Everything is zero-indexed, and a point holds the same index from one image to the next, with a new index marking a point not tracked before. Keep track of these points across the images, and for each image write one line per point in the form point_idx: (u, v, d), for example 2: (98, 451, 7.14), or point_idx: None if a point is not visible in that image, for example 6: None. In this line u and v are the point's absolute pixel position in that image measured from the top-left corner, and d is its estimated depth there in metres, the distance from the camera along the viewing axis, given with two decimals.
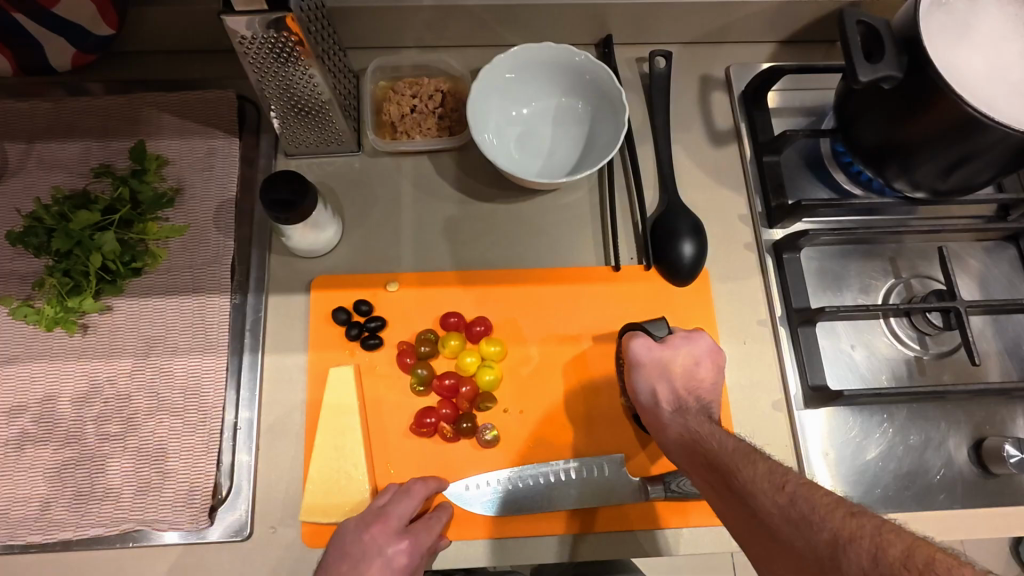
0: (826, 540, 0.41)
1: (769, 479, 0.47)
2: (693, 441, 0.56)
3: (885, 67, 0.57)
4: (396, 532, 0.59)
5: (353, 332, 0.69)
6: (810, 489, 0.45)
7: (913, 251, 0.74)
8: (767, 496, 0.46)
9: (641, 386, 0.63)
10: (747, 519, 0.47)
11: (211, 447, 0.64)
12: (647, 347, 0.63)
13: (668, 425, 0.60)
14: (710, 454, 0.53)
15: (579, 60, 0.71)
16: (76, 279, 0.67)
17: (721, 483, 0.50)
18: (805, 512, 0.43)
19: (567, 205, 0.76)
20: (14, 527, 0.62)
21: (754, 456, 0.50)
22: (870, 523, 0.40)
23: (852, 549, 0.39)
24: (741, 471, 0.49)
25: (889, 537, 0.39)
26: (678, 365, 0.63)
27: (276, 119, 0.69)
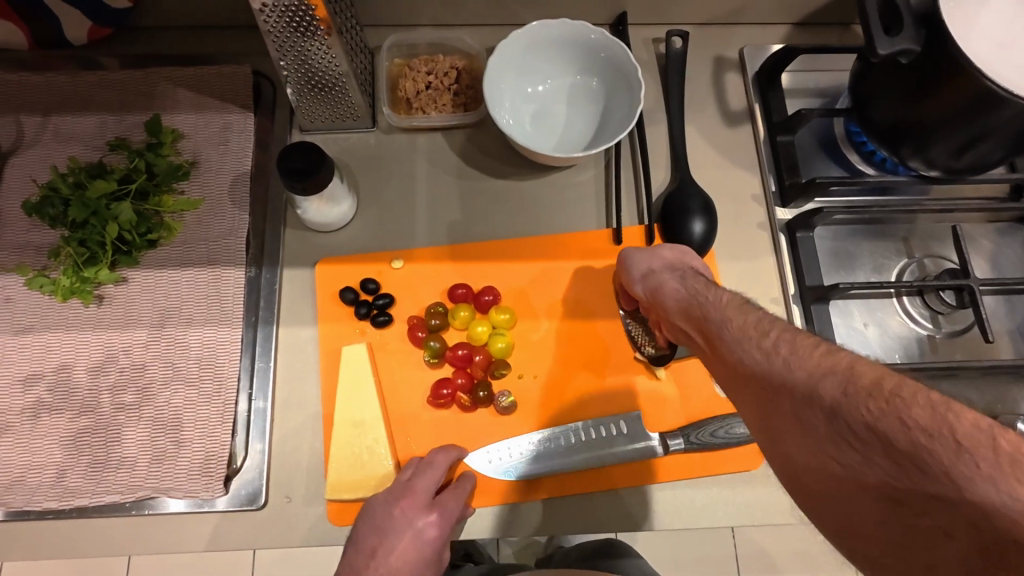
0: (801, 378, 0.42)
1: (755, 326, 0.47)
2: (691, 297, 0.54)
3: (904, 41, 0.58)
4: (425, 505, 0.59)
5: (362, 310, 0.68)
6: (791, 335, 0.45)
7: (925, 232, 0.74)
8: (753, 340, 0.46)
9: (636, 273, 0.62)
10: (732, 366, 0.48)
11: (226, 417, 0.64)
12: (641, 253, 0.63)
13: (665, 283, 0.58)
14: (706, 308, 0.52)
15: (593, 37, 0.70)
16: (92, 249, 0.67)
17: (714, 324, 0.50)
18: (785, 355, 0.44)
19: (580, 183, 0.75)
20: (31, 493, 0.62)
21: (748, 308, 0.50)
22: (843, 360, 0.42)
23: (826, 382, 0.41)
24: (722, 318, 0.50)
25: (861, 371, 0.40)
26: (666, 255, 0.63)
27: (292, 94, 0.70)
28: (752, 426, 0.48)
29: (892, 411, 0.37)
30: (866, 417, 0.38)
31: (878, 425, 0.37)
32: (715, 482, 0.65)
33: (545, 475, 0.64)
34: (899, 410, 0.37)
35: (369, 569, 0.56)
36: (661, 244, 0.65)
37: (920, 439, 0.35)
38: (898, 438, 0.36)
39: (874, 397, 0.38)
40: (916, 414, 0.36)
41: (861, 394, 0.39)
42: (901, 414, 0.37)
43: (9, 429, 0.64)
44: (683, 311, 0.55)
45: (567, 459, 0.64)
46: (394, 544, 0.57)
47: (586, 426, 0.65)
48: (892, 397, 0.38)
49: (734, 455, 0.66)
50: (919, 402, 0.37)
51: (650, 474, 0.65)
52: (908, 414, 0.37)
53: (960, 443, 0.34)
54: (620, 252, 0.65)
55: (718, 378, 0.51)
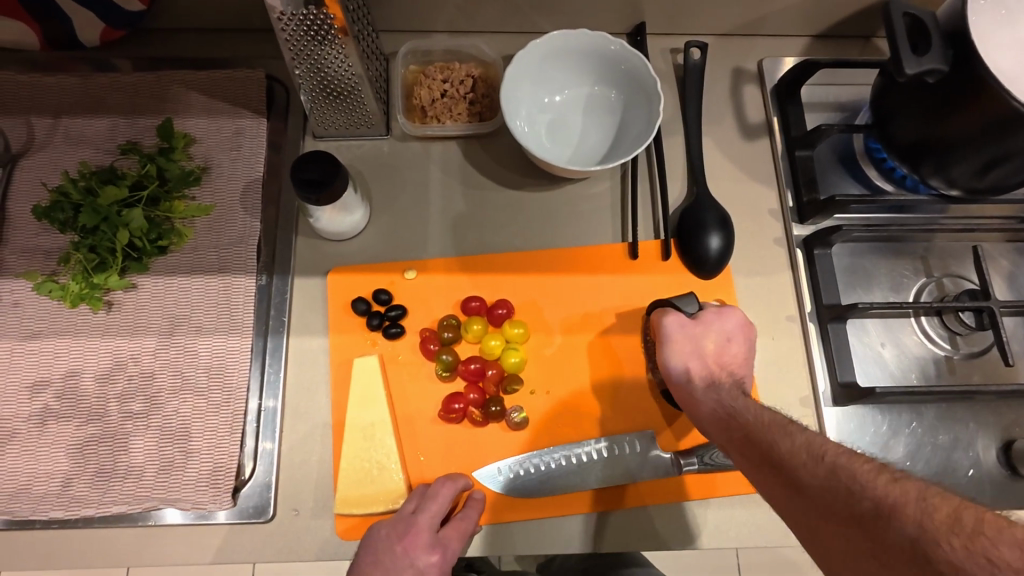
0: (869, 511, 0.40)
1: (806, 451, 0.47)
2: (728, 415, 0.55)
3: (931, 60, 0.57)
4: (428, 545, 0.58)
5: (374, 322, 0.68)
6: (850, 458, 0.44)
7: (944, 250, 0.73)
8: (809, 468, 0.45)
9: (673, 361, 0.62)
10: (790, 496, 0.46)
11: (234, 428, 0.64)
12: (677, 328, 0.63)
13: (700, 401, 0.59)
14: (748, 429, 0.52)
15: (613, 49, 0.70)
16: (102, 255, 0.67)
17: (760, 449, 0.50)
18: (848, 483, 0.42)
19: (595, 195, 0.75)
20: (37, 502, 0.62)
21: (792, 428, 0.50)
22: (914, 488, 0.40)
23: (897, 518, 0.38)
24: (778, 445, 0.49)
25: (935, 502, 0.38)
26: (707, 347, 0.63)
27: (307, 100, 0.69)
28: (817, 563, 0.44)
29: (977, 552, 0.34)
30: (950, 559, 0.35)
31: (965, 566, 0.34)
32: (725, 503, 0.64)
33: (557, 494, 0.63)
34: (982, 551, 0.34)
35: None
36: (710, 319, 0.63)
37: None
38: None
39: (953, 530, 0.36)
40: (1006, 555, 0.34)
41: (939, 528, 0.36)
42: (990, 554, 0.34)
43: (16, 436, 0.63)
44: (721, 419, 0.56)
45: (578, 478, 0.63)
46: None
47: (599, 444, 0.64)
48: (975, 534, 0.35)
49: (747, 477, 0.65)
50: (1007, 539, 0.34)
51: (662, 494, 0.64)
52: (996, 555, 0.34)
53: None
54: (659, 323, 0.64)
55: (766, 496, 0.50)
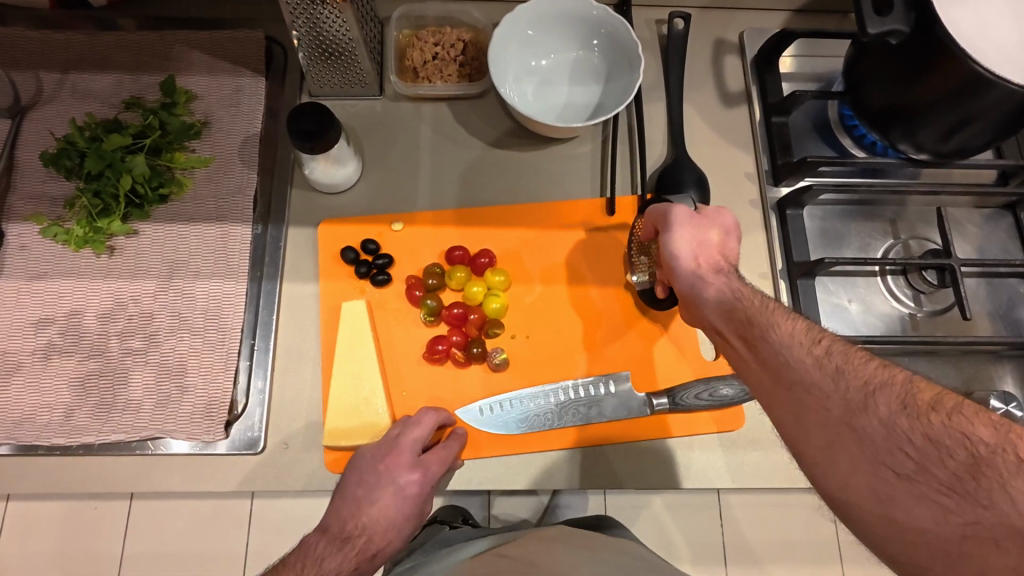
0: (857, 388, 0.44)
1: (804, 335, 0.49)
2: (731, 300, 0.56)
3: (893, 21, 0.60)
4: (409, 464, 0.61)
5: (362, 270, 0.71)
6: (842, 345, 0.47)
7: (913, 214, 0.76)
8: (804, 347, 0.48)
9: (682, 250, 0.61)
10: (774, 368, 0.48)
11: (229, 365, 0.67)
12: (684, 225, 0.62)
13: (708, 284, 0.58)
14: (747, 309, 0.53)
15: (597, 14, 0.73)
16: (106, 201, 0.70)
17: (755, 324, 0.51)
18: (841, 365, 0.46)
19: (579, 155, 0.78)
20: (40, 430, 0.65)
21: (791, 315, 0.52)
22: (900, 374, 0.44)
23: (884, 395, 0.43)
24: (773, 326, 0.50)
25: (920, 386, 0.43)
26: (711, 239, 0.62)
27: (303, 59, 0.72)
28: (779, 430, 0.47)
29: (952, 427, 0.39)
30: (926, 431, 0.40)
31: (937, 437, 0.39)
32: (693, 443, 0.68)
33: (534, 429, 0.67)
34: (957, 425, 0.39)
35: (353, 518, 0.57)
36: (709, 216, 0.63)
37: (981, 452, 0.37)
38: (957, 453, 0.38)
39: (933, 410, 0.41)
40: (979, 431, 0.38)
41: (920, 408, 0.41)
42: (965, 430, 0.39)
43: (22, 369, 0.67)
44: (718, 303, 0.56)
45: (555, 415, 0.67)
46: (377, 497, 0.58)
47: (574, 386, 0.68)
48: (951, 412, 0.40)
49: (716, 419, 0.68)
50: (980, 420, 0.39)
51: (633, 432, 0.68)
52: (971, 431, 0.39)
53: (1020, 459, 0.36)
54: (671, 213, 0.62)
55: (746, 373, 0.52)
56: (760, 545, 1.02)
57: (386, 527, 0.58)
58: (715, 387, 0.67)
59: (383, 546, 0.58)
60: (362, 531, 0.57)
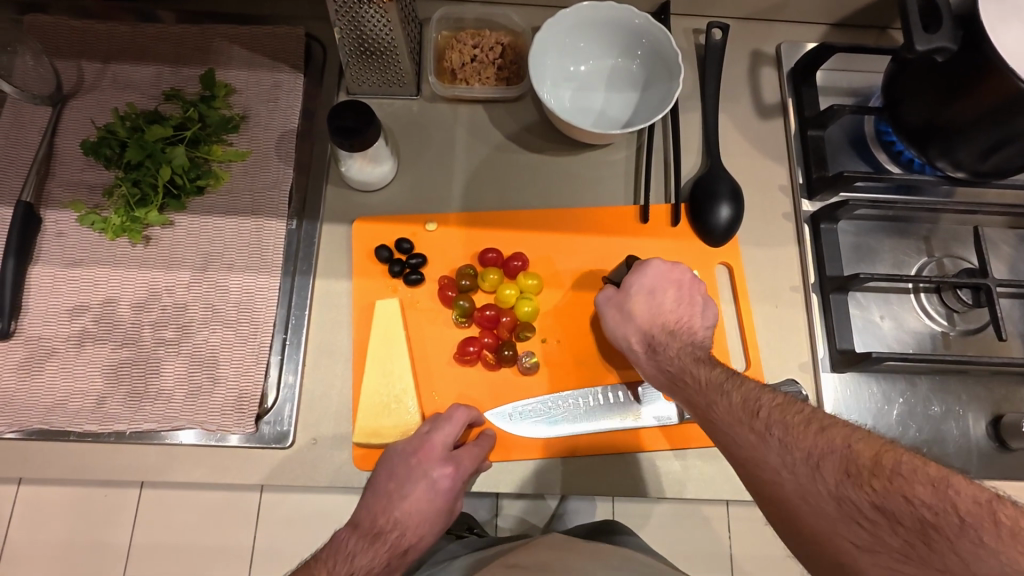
0: (801, 463, 0.45)
1: (743, 407, 0.51)
2: (672, 376, 0.60)
3: (941, 38, 0.60)
4: (441, 458, 0.61)
5: (396, 268, 0.71)
6: (780, 413, 0.49)
7: (947, 233, 0.76)
8: (744, 424, 0.50)
9: (625, 334, 0.65)
10: (727, 449, 0.50)
11: (260, 359, 0.67)
12: (612, 304, 0.67)
13: (646, 362, 0.64)
14: (690, 392, 0.57)
15: (639, 22, 0.73)
16: (144, 191, 0.71)
17: (700, 408, 0.54)
18: (781, 437, 0.48)
19: (612, 161, 0.78)
20: (72, 416, 0.65)
21: (727, 385, 0.54)
22: (837, 439, 0.46)
23: (828, 463, 0.44)
24: (719, 404, 0.53)
25: (859, 448, 0.45)
26: (640, 305, 0.66)
27: (344, 58, 0.73)
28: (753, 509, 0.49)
29: (896, 491, 0.41)
30: (872, 500, 0.42)
31: (886, 504, 0.41)
32: (723, 454, 0.68)
33: (564, 434, 0.67)
34: (899, 488, 0.41)
35: (385, 512, 0.58)
36: (630, 283, 0.67)
37: (928, 516, 0.39)
38: (906, 518, 0.40)
39: (874, 475, 0.43)
40: (920, 493, 0.40)
41: (862, 474, 0.43)
42: (907, 493, 0.41)
43: (55, 354, 0.67)
44: (664, 387, 0.62)
45: (586, 419, 0.67)
46: (409, 491, 0.59)
47: (604, 391, 0.68)
48: (892, 475, 0.42)
49: None
50: (919, 479, 0.41)
51: (661, 440, 0.67)
52: (913, 494, 0.41)
53: (963, 519, 0.38)
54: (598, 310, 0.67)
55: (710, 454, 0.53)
56: (772, 560, 1.02)
57: (418, 521, 0.59)
58: None
59: (415, 541, 0.59)
60: (394, 526, 0.58)
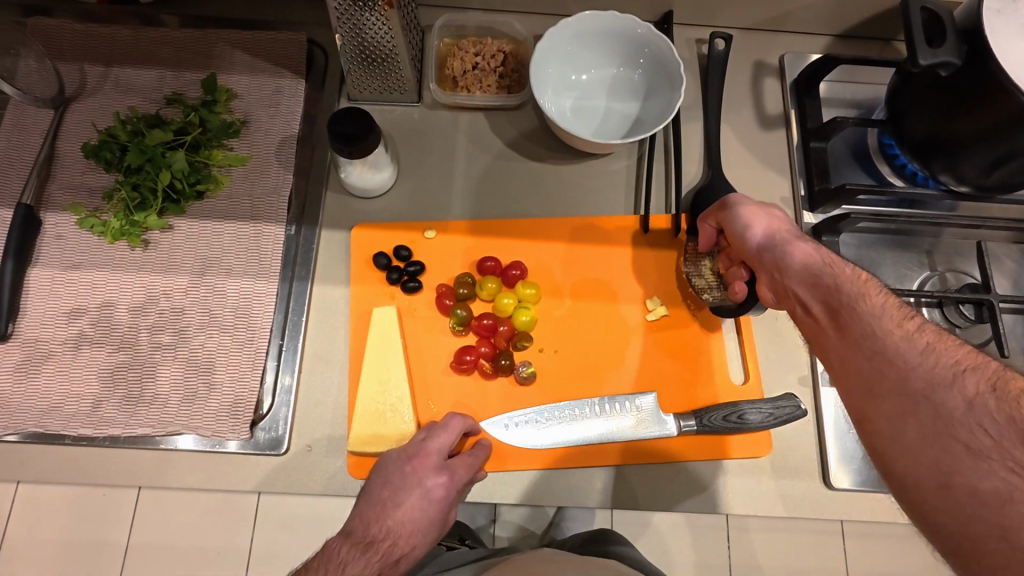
0: (944, 366, 0.42)
1: (897, 310, 0.48)
2: (820, 269, 0.53)
3: (945, 53, 0.59)
4: (435, 467, 0.60)
5: (393, 276, 0.71)
6: (937, 329, 0.46)
7: (949, 246, 0.75)
8: (896, 322, 0.46)
9: (752, 224, 0.61)
10: (860, 335, 0.47)
11: (256, 364, 0.67)
12: (753, 209, 0.62)
13: (788, 254, 0.57)
14: (840, 280, 0.51)
15: (641, 32, 0.73)
16: (143, 195, 0.71)
17: (843, 293, 0.50)
18: (930, 343, 0.44)
19: (613, 171, 0.78)
20: (68, 420, 0.65)
21: (886, 291, 0.50)
22: (994, 363, 0.42)
23: (972, 374, 0.41)
24: (868, 299, 0.49)
25: (1012, 375, 0.41)
26: (778, 218, 0.62)
27: (345, 64, 0.73)
28: (848, 399, 0.46)
29: None
30: (1008, 412, 0.38)
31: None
32: (716, 468, 0.67)
33: (557, 446, 0.66)
34: None
35: (377, 521, 0.57)
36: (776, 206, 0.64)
37: None
38: None
39: (1022, 395, 0.39)
40: None
41: (1009, 392, 0.39)
42: None
43: (52, 357, 0.67)
44: (809, 276, 0.54)
45: (581, 431, 0.66)
46: (403, 499, 0.58)
47: (600, 402, 0.67)
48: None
49: (737, 444, 0.68)
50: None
51: (653, 454, 0.67)
52: None
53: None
54: (728, 199, 0.64)
55: (829, 346, 0.50)
56: None
57: (412, 531, 0.58)
58: (742, 410, 0.66)
59: (407, 551, 0.57)
60: (386, 535, 0.56)
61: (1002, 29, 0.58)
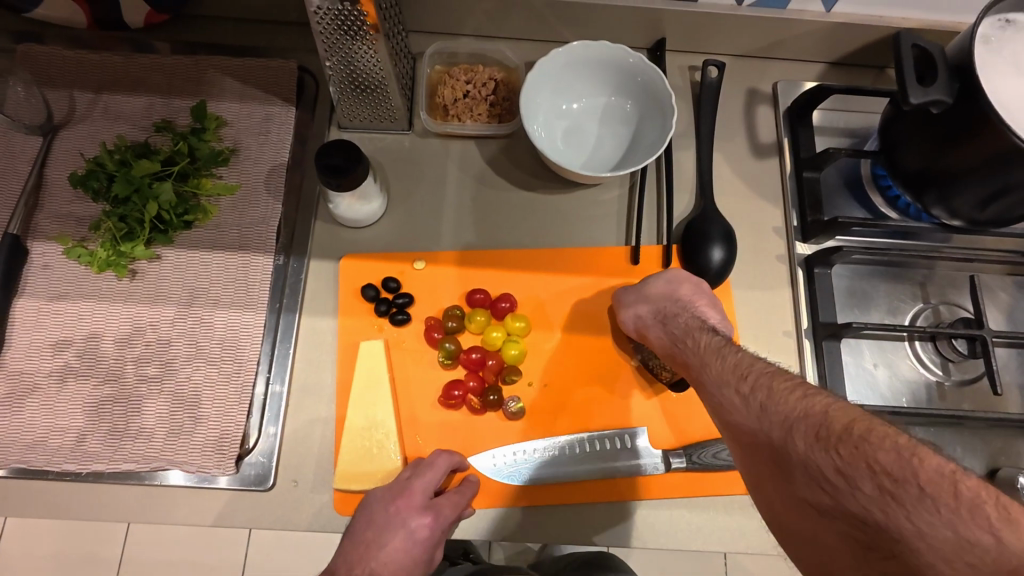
0: (779, 427, 0.45)
1: (732, 369, 0.52)
2: (675, 343, 0.62)
3: (936, 92, 0.59)
4: (420, 506, 0.60)
5: (382, 308, 0.70)
6: (767, 374, 0.49)
7: (943, 279, 0.75)
8: (731, 385, 0.51)
9: (627, 313, 0.67)
10: (717, 410, 0.52)
11: (243, 398, 0.67)
12: (631, 295, 0.68)
13: (653, 331, 0.65)
14: (689, 355, 0.59)
15: (632, 62, 0.72)
16: (131, 225, 0.70)
17: (696, 371, 0.56)
18: (761, 398, 0.48)
19: (604, 201, 0.77)
20: (52, 454, 0.65)
21: (724, 349, 0.55)
22: (816, 402, 0.45)
23: (800, 427, 0.44)
24: (709, 370, 0.54)
25: (835, 415, 0.43)
26: (657, 288, 0.66)
27: (334, 93, 0.72)
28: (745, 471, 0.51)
29: (859, 454, 0.40)
30: (836, 464, 0.40)
31: (849, 471, 0.40)
32: (708, 505, 0.67)
33: (546, 483, 0.66)
34: (865, 454, 0.39)
35: (360, 563, 0.57)
36: (649, 278, 0.67)
37: (887, 484, 0.38)
38: (866, 484, 0.39)
39: (842, 440, 0.41)
40: (884, 460, 0.39)
41: (832, 439, 0.42)
42: (870, 460, 0.39)
43: (37, 390, 0.66)
44: (667, 350, 0.63)
45: (568, 468, 0.66)
46: (387, 540, 0.58)
47: (589, 439, 0.67)
48: (861, 441, 0.40)
49: (732, 479, 0.67)
50: (886, 445, 0.39)
51: (645, 491, 0.66)
52: (876, 460, 0.39)
53: (922, 489, 0.36)
54: (619, 294, 0.69)
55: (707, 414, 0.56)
56: None
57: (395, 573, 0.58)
58: None
59: None
60: None
61: (995, 64, 0.61)
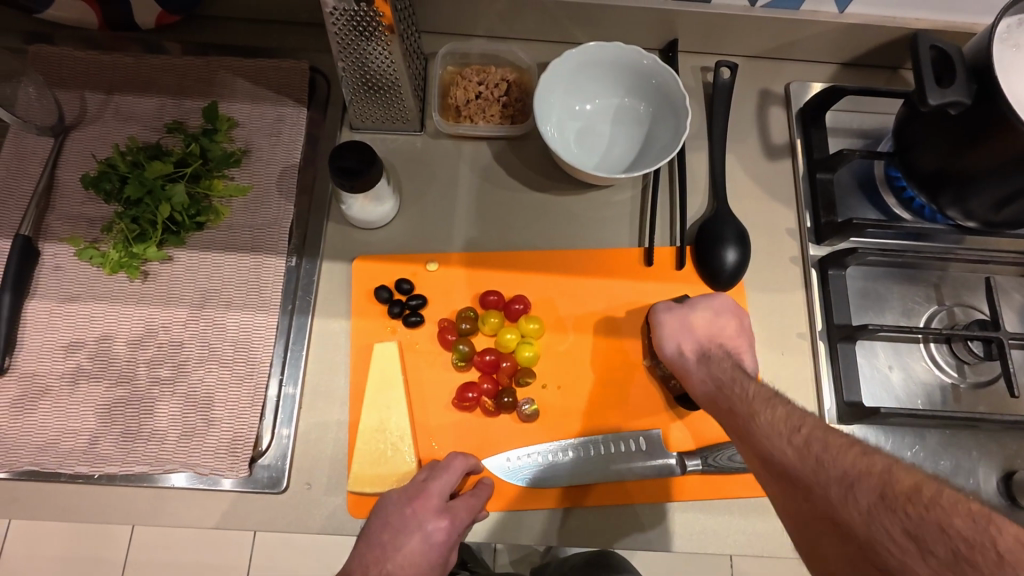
0: (836, 483, 0.43)
1: (786, 424, 0.51)
2: (718, 390, 0.60)
3: (954, 92, 0.58)
4: (436, 510, 0.59)
5: (395, 310, 0.70)
6: (823, 433, 0.48)
7: (957, 280, 0.74)
8: (785, 438, 0.49)
9: (667, 341, 0.67)
10: (767, 463, 0.50)
11: (256, 400, 0.66)
12: (671, 320, 0.68)
13: (696, 369, 0.64)
14: (734, 403, 0.57)
15: (646, 63, 0.72)
16: (143, 227, 0.70)
17: (741, 421, 0.55)
18: (819, 454, 0.46)
19: (617, 202, 0.77)
20: (64, 457, 0.64)
21: (774, 402, 0.54)
22: (879, 461, 0.43)
23: (861, 484, 0.42)
24: (759, 421, 0.53)
25: (899, 475, 0.41)
26: (698, 322, 0.67)
27: (348, 94, 0.72)
28: (792, 532, 0.48)
29: (929, 518, 0.38)
30: (904, 525, 0.38)
31: (918, 532, 0.38)
32: (723, 508, 0.66)
33: (560, 485, 0.65)
34: (935, 518, 0.38)
35: (377, 564, 0.57)
36: (697, 302, 0.68)
37: (962, 549, 0.35)
38: (938, 548, 0.36)
39: (910, 501, 0.39)
40: (958, 524, 0.36)
41: (897, 499, 0.40)
42: (943, 523, 0.37)
43: (49, 392, 0.66)
44: (710, 398, 0.62)
45: (583, 470, 0.65)
46: (403, 543, 0.58)
47: (603, 441, 0.66)
48: (930, 503, 0.38)
49: (747, 481, 0.67)
50: (960, 511, 0.37)
51: (659, 492, 0.66)
52: (948, 523, 0.37)
53: (1001, 556, 0.34)
54: (657, 314, 0.69)
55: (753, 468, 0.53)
56: None
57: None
58: None
59: None
60: None
61: (1014, 65, 0.61)
